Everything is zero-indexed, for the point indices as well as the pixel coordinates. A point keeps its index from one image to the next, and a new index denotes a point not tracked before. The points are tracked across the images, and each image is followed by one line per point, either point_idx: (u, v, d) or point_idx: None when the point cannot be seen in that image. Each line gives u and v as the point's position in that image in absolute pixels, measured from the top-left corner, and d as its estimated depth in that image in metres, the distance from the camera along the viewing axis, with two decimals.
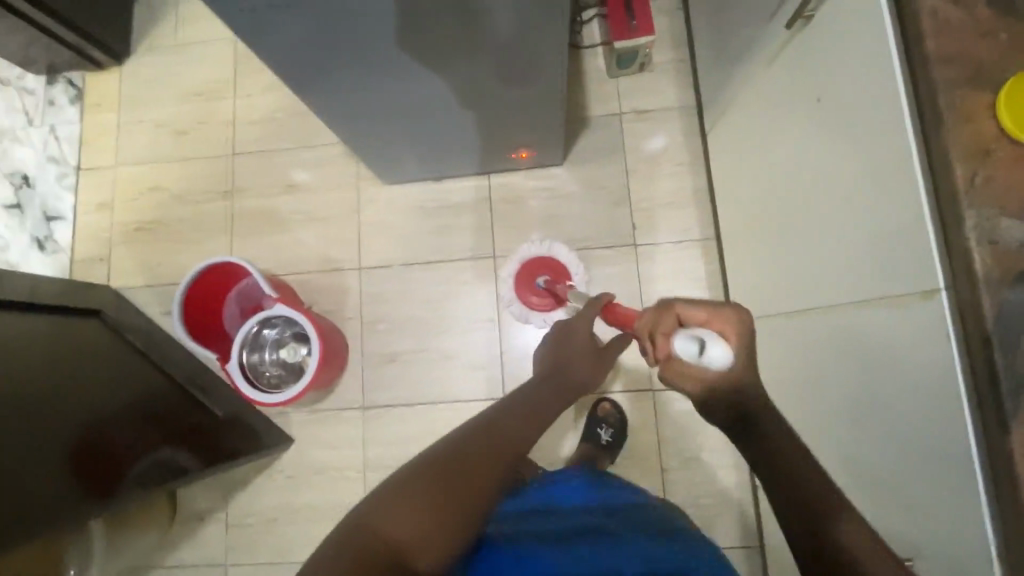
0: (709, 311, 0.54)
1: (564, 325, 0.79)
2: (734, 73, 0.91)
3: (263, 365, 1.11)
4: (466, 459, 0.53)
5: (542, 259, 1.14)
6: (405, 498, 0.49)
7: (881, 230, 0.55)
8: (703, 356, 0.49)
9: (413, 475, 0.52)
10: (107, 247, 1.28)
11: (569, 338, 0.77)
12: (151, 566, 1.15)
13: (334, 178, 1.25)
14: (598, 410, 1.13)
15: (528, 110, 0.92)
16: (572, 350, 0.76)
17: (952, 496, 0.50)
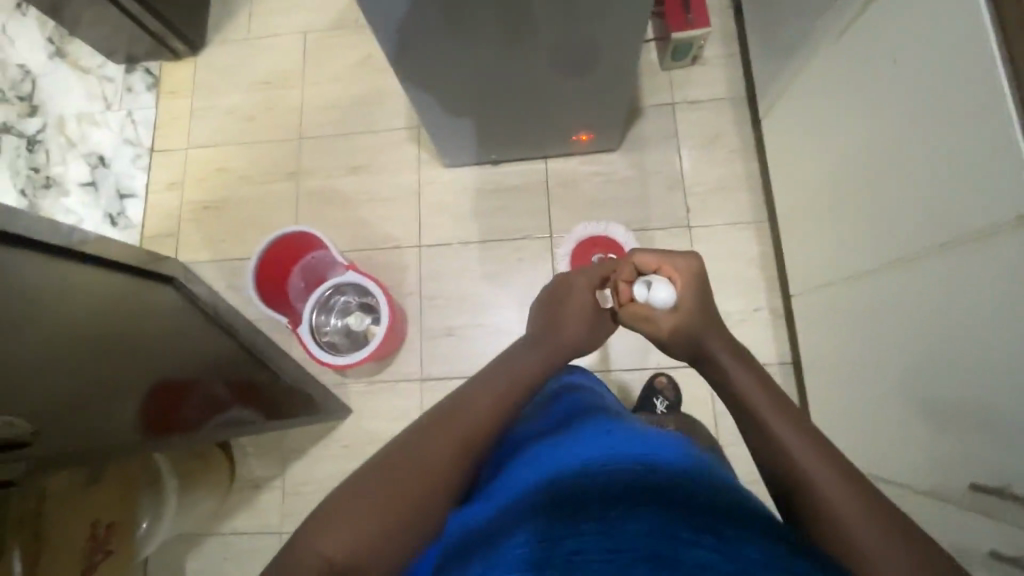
0: (659, 258, 0.62)
1: (558, 290, 0.71)
2: (791, 54, 0.96)
3: (327, 329, 1.15)
4: (423, 450, 0.48)
5: (602, 240, 1.16)
6: (359, 500, 0.44)
7: (955, 167, 0.58)
8: (650, 297, 0.62)
9: (372, 468, 0.47)
10: (176, 224, 1.34)
11: (563, 302, 0.70)
12: (207, 533, 1.17)
13: (397, 161, 1.31)
14: (655, 383, 1.14)
15: (597, 85, 0.98)
16: (564, 318, 0.68)
17: None
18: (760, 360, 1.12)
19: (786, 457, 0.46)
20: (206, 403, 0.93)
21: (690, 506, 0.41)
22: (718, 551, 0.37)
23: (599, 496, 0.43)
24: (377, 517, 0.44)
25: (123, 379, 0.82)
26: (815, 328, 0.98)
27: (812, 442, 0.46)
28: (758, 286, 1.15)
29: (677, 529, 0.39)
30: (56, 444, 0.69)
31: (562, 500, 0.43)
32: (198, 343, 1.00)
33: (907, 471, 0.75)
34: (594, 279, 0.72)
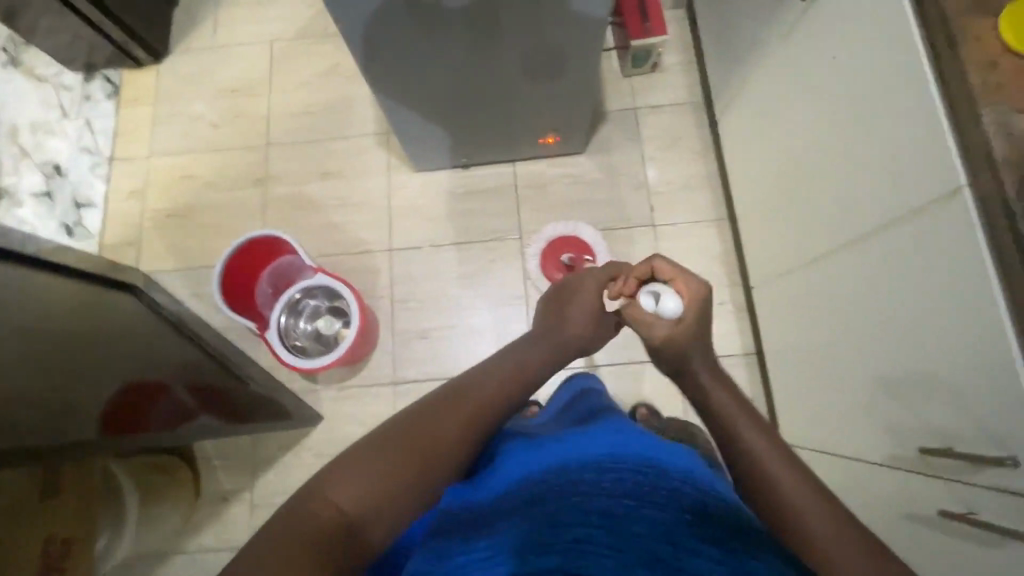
0: (675, 269, 0.60)
1: (566, 286, 0.69)
2: (742, 59, 1.02)
3: (296, 333, 1.13)
4: (429, 433, 0.49)
5: (571, 240, 1.20)
6: (368, 466, 0.46)
7: (891, 151, 0.62)
8: (658, 308, 0.61)
9: (381, 439, 0.48)
10: (137, 232, 1.31)
11: (569, 299, 0.67)
12: (171, 553, 1.12)
13: (366, 166, 1.31)
14: (638, 414, 1.12)
15: (563, 90, 1.01)
16: (565, 317, 0.65)
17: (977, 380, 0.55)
18: (726, 352, 1.15)
19: (756, 465, 0.49)
20: (176, 404, 0.96)
21: (692, 513, 0.44)
22: (713, 560, 0.40)
23: (602, 492, 0.45)
24: (378, 489, 0.45)
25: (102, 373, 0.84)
26: (774, 317, 1.02)
27: (778, 450, 0.50)
28: (723, 281, 1.19)
29: (678, 535, 0.42)
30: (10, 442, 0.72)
31: (559, 496, 0.45)
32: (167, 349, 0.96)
33: (866, 445, 0.78)
34: (605, 277, 0.68)
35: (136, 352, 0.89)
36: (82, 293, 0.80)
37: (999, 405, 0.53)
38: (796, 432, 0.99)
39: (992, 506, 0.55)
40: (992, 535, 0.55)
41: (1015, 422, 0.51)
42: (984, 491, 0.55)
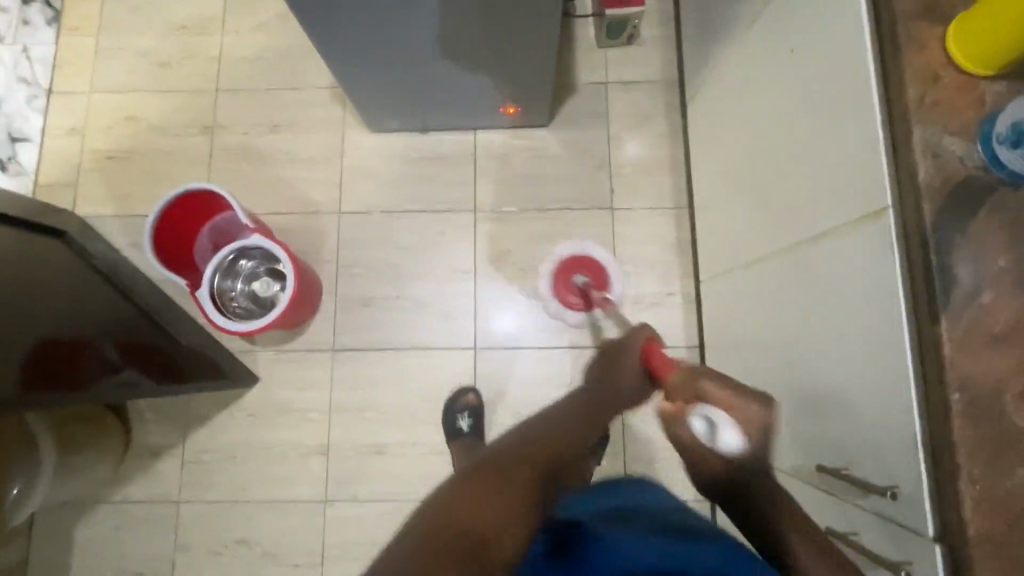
0: (729, 398, 0.62)
1: (615, 346, 0.68)
2: (715, 42, 0.95)
3: (232, 294, 1.10)
4: (530, 457, 0.49)
5: (582, 260, 1.08)
6: (493, 481, 0.46)
7: (836, 159, 0.59)
8: (714, 438, 0.60)
9: (499, 460, 0.48)
10: (75, 173, 1.24)
11: (619, 361, 0.66)
12: (99, 500, 1.12)
13: (319, 121, 1.25)
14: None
15: (522, 61, 0.95)
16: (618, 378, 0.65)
17: (879, 410, 0.54)
18: (670, 343, 1.14)
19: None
20: (113, 361, 0.90)
21: None
22: None
23: None
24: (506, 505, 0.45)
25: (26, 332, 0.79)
26: (718, 313, 1.01)
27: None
28: (674, 271, 1.17)
29: None
30: None
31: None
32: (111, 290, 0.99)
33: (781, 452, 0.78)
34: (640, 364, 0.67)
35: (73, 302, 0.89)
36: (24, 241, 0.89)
37: (890, 435, 0.52)
38: None
39: (879, 531, 0.55)
40: (872, 562, 0.56)
41: (900, 453, 0.50)
42: (874, 518, 0.56)
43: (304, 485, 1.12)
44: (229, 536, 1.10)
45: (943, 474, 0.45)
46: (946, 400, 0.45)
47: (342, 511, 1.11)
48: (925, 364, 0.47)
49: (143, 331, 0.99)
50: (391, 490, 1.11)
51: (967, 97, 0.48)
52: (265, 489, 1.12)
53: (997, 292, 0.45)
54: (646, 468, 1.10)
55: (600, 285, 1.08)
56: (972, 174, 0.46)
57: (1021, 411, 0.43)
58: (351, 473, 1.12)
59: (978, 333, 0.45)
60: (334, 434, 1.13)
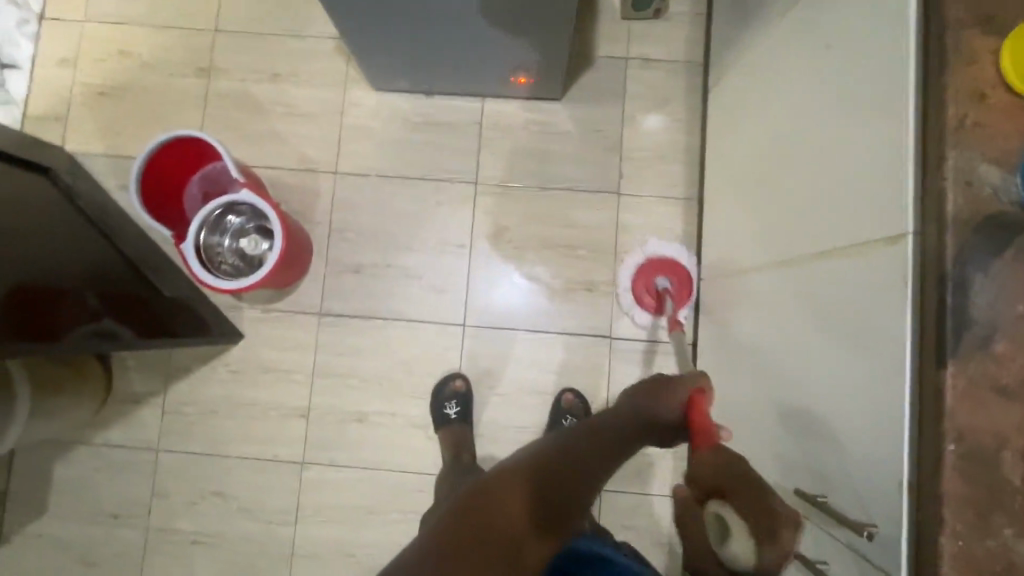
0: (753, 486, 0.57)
1: (659, 380, 0.68)
2: (747, 25, 0.88)
3: (219, 250, 1.08)
4: (560, 461, 0.54)
5: (670, 265, 1.11)
6: (525, 480, 0.50)
7: (856, 172, 0.55)
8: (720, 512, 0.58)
9: (532, 461, 0.53)
10: (65, 106, 1.19)
11: (663, 392, 0.66)
12: (79, 441, 1.13)
13: (321, 73, 1.18)
14: (562, 401, 1.08)
15: (539, 31, 0.89)
16: (658, 408, 0.65)
17: (866, 445, 0.51)
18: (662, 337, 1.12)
19: None
20: (91, 308, 0.88)
21: None
22: None
23: None
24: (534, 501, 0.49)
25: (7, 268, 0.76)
26: (717, 316, 0.98)
27: None
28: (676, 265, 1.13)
29: None
30: None
31: None
32: (94, 235, 0.95)
33: (763, 465, 0.77)
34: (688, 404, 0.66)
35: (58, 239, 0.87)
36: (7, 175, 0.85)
37: (876, 473, 0.50)
38: None
39: (851, 565, 0.54)
40: None
41: (883, 494, 0.48)
42: (846, 551, 0.55)
43: (283, 445, 1.12)
44: (205, 489, 1.11)
45: (925, 525, 0.43)
46: (940, 451, 0.42)
47: (318, 474, 1.11)
48: (923, 407, 0.45)
49: (125, 277, 0.97)
50: (368, 459, 1.11)
51: (1013, 121, 0.43)
52: (242, 446, 1.12)
53: (1011, 341, 0.41)
54: (625, 461, 1.10)
55: (681, 297, 1.09)
56: (1005, 209, 0.42)
57: (1018, 470, 0.41)
58: (330, 437, 1.12)
59: (983, 383, 0.41)
60: (315, 398, 1.13)
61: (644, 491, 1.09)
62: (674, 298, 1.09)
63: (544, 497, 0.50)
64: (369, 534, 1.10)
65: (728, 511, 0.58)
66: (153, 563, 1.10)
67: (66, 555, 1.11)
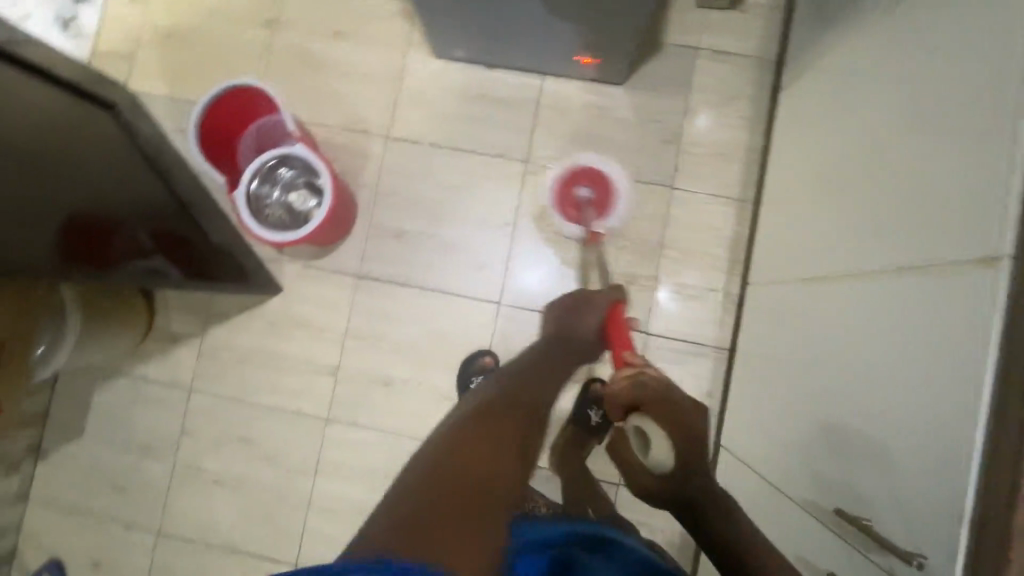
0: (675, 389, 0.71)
1: (580, 301, 0.83)
2: (838, 25, 0.84)
3: (269, 202, 1.09)
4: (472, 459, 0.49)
5: (588, 171, 1.09)
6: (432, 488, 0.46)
7: (968, 193, 0.52)
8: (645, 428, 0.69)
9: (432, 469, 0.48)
10: (133, 44, 1.21)
11: (582, 311, 0.81)
12: (118, 372, 1.17)
13: (383, 35, 1.17)
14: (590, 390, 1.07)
15: (617, 13, 0.86)
16: (574, 326, 0.80)
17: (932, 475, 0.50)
18: (697, 339, 1.09)
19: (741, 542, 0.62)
20: (140, 248, 0.90)
21: None
22: None
23: None
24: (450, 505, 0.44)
25: (68, 201, 0.78)
26: (764, 323, 0.95)
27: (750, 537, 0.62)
28: (722, 267, 1.10)
29: None
30: None
31: None
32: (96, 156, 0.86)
33: (799, 481, 0.75)
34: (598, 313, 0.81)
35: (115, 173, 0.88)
36: (72, 105, 0.85)
37: (943, 507, 0.48)
38: (741, 440, 0.95)
39: None
40: None
41: (947, 526, 0.47)
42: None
43: (310, 401, 1.14)
44: (232, 434, 1.14)
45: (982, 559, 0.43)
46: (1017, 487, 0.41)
47: (342, 433, 1.13)
48: (1006, 446, 0.43)
49: (178, 220, 0.99)
50: (390, 424, 1.12)
51: None
52: (271, 396, 1.14)
53: None
54: None
55: (602, 207, 1.09)
56: None
57: None
58: (356, 398, 1.13)
59: None
60: (346, 358, 1.14)
61: None
62: (597, 208, 1.09)
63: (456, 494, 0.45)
64: None
65: (645, 422, 0.68)
66: (177, 497, 1.15)
67: (97, 480, 1.16)
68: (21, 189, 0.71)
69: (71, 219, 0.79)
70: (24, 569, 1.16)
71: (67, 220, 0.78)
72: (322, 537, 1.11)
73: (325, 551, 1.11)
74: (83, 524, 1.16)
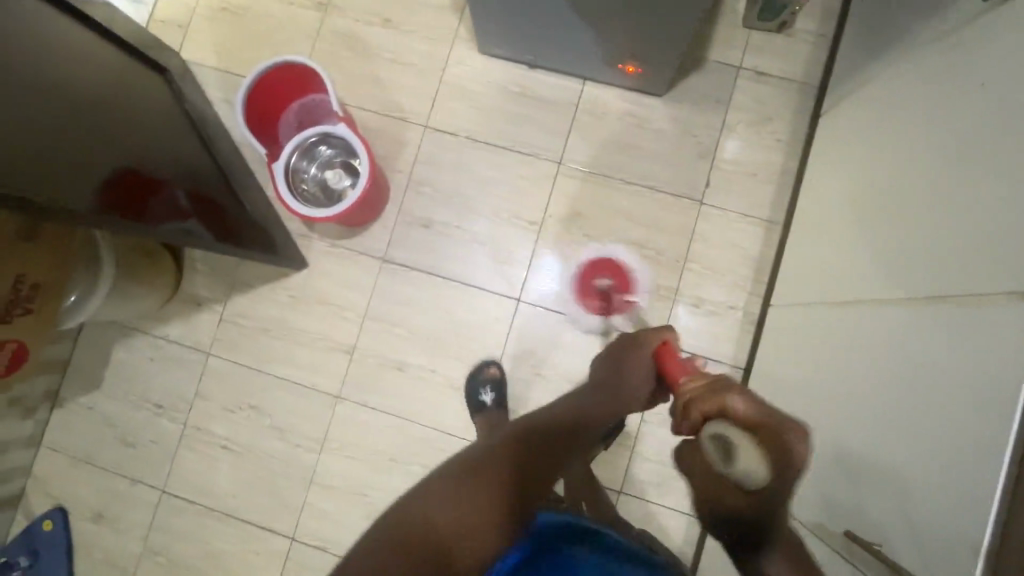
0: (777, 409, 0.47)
1: (621, 345, 0.64)
2: (885, 55, 0.84)
3: (305, 177, 1.11)
4: (497, 466, 0.51)
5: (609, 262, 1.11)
6: (448, 485, 0.49)
7: (1004, 227, 0.52)
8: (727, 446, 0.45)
9: (460, 469, 0.51)
10: (188, 15, 1.25)
11: (628, 360, 0.62)
12: (141, 330, 1.19)
13: (431, 26, 1.20)
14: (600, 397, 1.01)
15: (666, 26, 0.87)
16: (620, 380, 0.62)
17: (949, 504, 0.50)
18: (713, 355, 1.09)
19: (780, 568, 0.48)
20: (179, 205, 0.91)
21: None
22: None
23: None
24: (468, 510, 0.48)
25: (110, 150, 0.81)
26: (782, 345, 0.96)
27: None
28: (744, 286, 1.10)
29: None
30: (38, 176, 0.69)
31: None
32: (111, 119, 0.82)
33: (808, 503, 0.75)
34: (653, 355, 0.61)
35: (157, 134, 0.91)
36: (122, 66, 0.90)
37: (960, 531, 0.48)
38: None
39: None
40: None
41: (959, 553, 0.47)
42: None
43: (323, 376, 1.15)
44: (243, 401, 1.16)
45: None
46: None
47: (351, 411, 1.14)
48: None
49: (215, 188, 1.01)
50: (400, 408, 1.13)
51: None
52: (286, 368, 1.16)
53: None
54: (649, 470, 1.09)
55: (625, 289, 1.10)
56: None
57: None
58: (368, 379, 1.15)
59: None
60: (362, 338, 1.16)
61: (663, 503, 1.08)
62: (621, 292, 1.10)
63: (477, 502, 0.49)
64: (385, 479, 1.12)
65: (732, 430, 0.46)
66: (184, 457, 1.16)
67: (108, 432, 1.19)
68: (60, 128, 0.73)
69: (113, 166, 0.81)
70: (29, 512, 1.18)
71: (110, 167, 0.80)
72: (322, 512, 1.12)
73: (323, 526, 1.12)
74: (90, 475, 1.18)
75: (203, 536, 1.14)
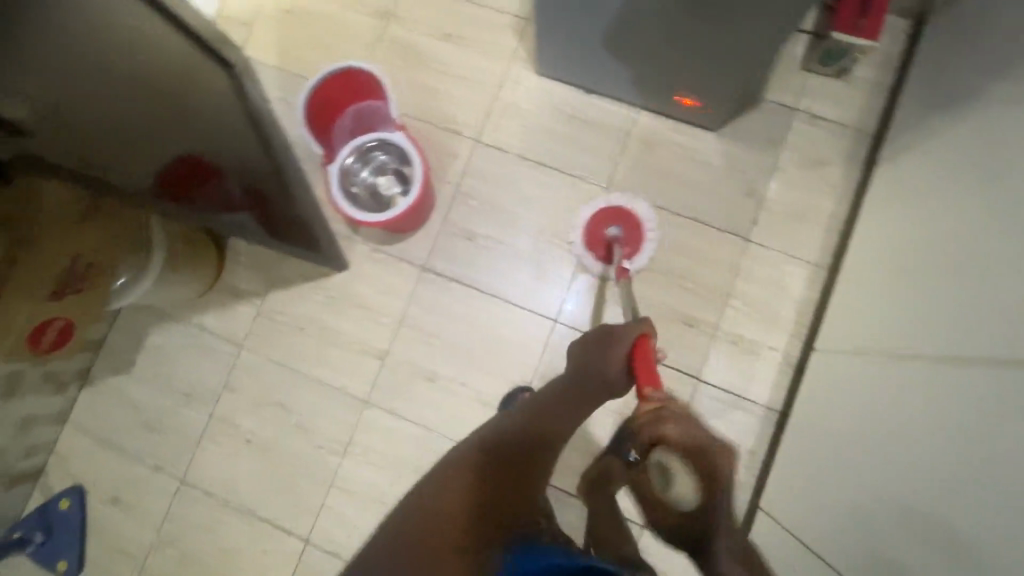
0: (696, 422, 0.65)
1: (604, 333, 0.73)
2: (948, 111, 0.84)
3: (356, 179, 1.13)
4: (474, 467, 0.62)
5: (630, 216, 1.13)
6: (440, 488, 0.59)
7: None
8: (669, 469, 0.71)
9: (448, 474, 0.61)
10: (255, 13, 1.28)
11: (610, 344, 0.71)
12: (178, 316, 1.21)
13: (491, 44, 1.21)
14: None
15: (727, 65, 0.88)
16: (601, 362, 0.71)
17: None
18: (749, 394, 1.08)
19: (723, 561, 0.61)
20: None
21: None
22: None
23: None
24: (457, 502, 0.57)
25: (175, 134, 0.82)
26: (823, 390, 0.94)
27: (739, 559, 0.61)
28: (786, 326, 1.09)
29: None
30: None
31: None
32: None
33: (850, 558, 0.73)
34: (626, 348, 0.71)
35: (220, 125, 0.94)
36: None
37: None
38: (782, 505, 0.93)
39: None
40: None
41: None
42: None
43: (353, 379, 1.15)
44: (271, 397, 1.16)
45: None
46: None
47: (377, 417, 1.14)
48: None
49: (268, 183, 1.03)
50: (427, 418, 1.13)
51: None
52: (316, 368, 1.16)
53: None
54: None
55: (630, 246, 1.13)
56: None
57: None
58: (398, 386, 1.14)
59: None
60: (396, 345, 1.16)
61: None
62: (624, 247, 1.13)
63: (464, 496, 0.58)
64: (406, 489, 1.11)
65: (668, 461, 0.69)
66: (206, 448, 1.16)
67: (133, 416, 1.19)
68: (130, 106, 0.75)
69: None
70: (46, 490, 1.19)
71: None
72: (339, 516, 1.11)
73: (339, 531, 1.11)
74: (111, 457, 1.18)
75: (217, 530, 1.14)
